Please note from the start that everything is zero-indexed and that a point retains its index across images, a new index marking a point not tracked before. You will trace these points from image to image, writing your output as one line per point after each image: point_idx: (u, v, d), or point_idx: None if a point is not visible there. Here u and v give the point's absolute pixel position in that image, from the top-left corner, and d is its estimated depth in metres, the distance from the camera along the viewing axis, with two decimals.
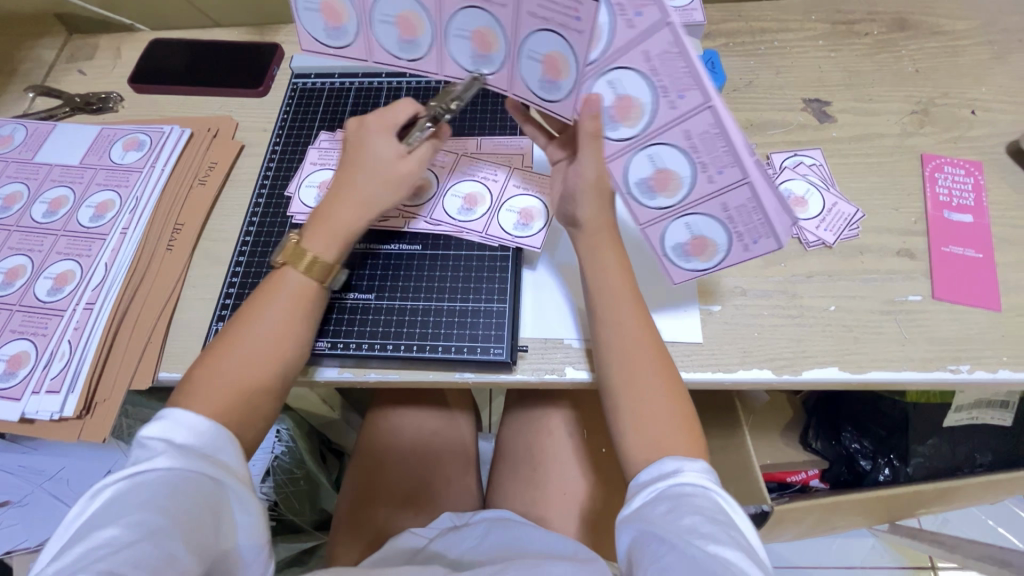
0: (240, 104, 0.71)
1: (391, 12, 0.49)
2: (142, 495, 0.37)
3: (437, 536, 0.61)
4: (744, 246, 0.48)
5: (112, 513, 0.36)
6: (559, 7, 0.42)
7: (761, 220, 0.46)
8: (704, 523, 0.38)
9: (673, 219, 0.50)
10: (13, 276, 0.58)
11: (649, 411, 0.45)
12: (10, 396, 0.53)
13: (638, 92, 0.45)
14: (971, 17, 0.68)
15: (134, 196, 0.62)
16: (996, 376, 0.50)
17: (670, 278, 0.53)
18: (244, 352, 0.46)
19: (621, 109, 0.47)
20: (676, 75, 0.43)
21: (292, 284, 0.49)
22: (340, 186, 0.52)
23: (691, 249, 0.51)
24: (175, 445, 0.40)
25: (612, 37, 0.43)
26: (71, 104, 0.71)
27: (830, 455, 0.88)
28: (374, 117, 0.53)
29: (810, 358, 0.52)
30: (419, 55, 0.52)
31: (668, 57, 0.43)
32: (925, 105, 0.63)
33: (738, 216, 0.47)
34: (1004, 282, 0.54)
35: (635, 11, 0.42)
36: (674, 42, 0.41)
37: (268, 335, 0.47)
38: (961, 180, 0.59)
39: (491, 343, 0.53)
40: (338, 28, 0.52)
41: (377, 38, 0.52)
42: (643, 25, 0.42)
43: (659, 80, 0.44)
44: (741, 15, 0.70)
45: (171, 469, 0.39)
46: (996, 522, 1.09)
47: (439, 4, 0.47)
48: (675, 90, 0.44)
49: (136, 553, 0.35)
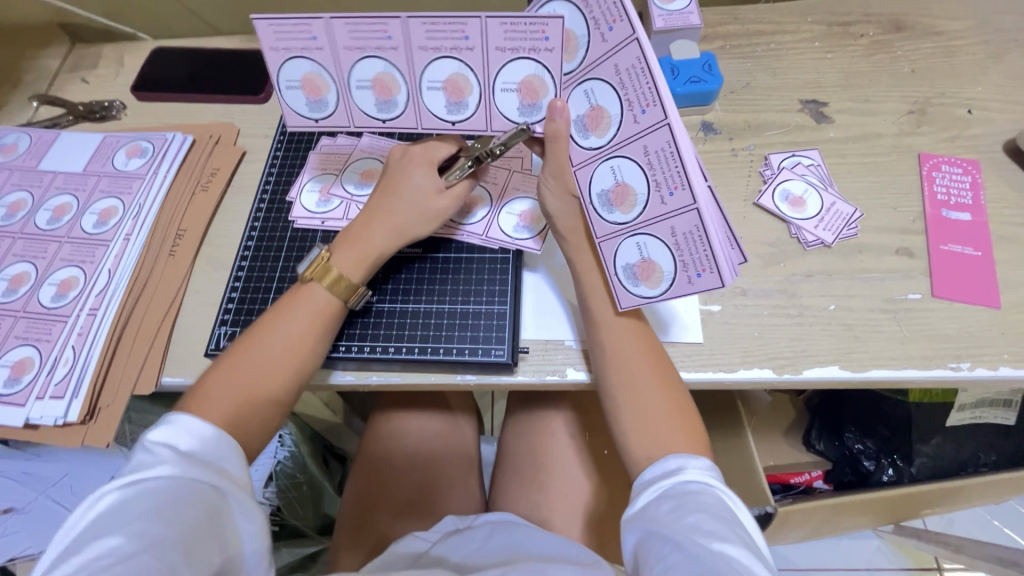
0: (242, 111, 0.72)
1: (365, 76, 0.48)
2: (145, 502, 0.38)
3: (439, 539, 0.61)
4: (688, 278, 0.45)
5: (115, 522, 0.37)
6: (525, 33, 0.44)
7: (706, 251, 0.43)
8: (709, 521, 0.38)
9: (626, 238, 0.48)
10: (17, 283, 0.58)
11: (645, 411, 0.45)
12: (14, 401, 0.53)
13: (607, 104, 0.46)
14: (967, 17, 0.68)
15: (137, 203, 0.62)
16: (997, 373, 0.50)
17: (616, 302, 0.49)
18: (257, 364, 0.46)
19: (593, 118, 0.47)
20: (641, 91, 0.43)
21: (315, 301, 0.49)
22: (376, 209, 0.52)
23: (638, 272, 0.47)
24: (175, 453, 0.40)
25: (590, 45, 0.45)
26: (75, 112, 0.72)
27: (833, 456, 0.87)
28: (419, 147, 0.53)
29: (810, 357, 0.52)
30: (396, 114, 0.50)
31: (634, 72, 0.43)
32: (921, 105, 0.63)
33: (684, 243, 0.45)
34: (1004, 280, 0.54)
35: (608, 26, 0.43)
36: (640, 60, 0.42)
37: (284, 349, 0.47)
38: (959, 178, 0.59)
39: (492, 345, 0.53)
40: (315, 100, 0.50)
41: (353, 101, 0.50)
42: (614, 40, 0.43)
43: (623, 93, 0.44)
44: (738, 18, 0.70)
45: (172, 477, 0.39)
46: (1002, 523, 1.09)
47: (410, 58, 0.46)
48: (633, 108, 0.44)
49: (139, 562, 0.35)
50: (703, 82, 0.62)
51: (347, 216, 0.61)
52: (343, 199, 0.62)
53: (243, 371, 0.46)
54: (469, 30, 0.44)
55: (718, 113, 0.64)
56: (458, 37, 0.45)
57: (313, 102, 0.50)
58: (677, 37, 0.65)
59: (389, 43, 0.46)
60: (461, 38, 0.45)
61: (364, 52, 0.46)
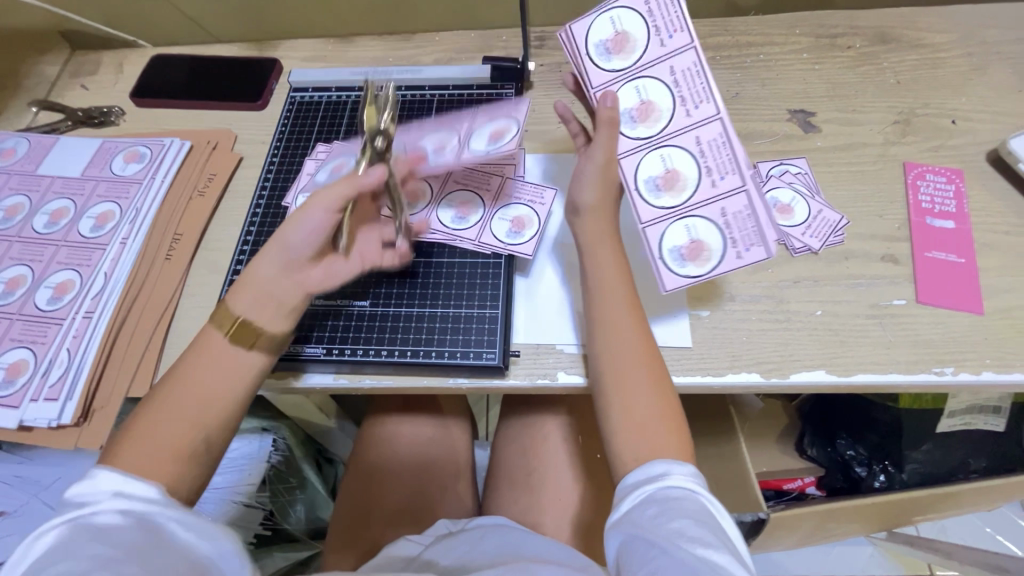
0: (240, 117, 0.73)
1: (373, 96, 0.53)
2: (96, 531, 0.36)
3: (431, 543, 0.61)
4: (737, 253, 0.48)
5: (60, 554, 0.35)
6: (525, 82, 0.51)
7: (754, 227, 0.47)
8: (692, 527, 0.39)
9: (672, 221, 0.50)
10: (13, 286, 0.59)
11: (637, 411, 0.46)
12: (8, 403, 0.53)
13: (657, 101, 0.51)
14: (950, 30, 0.70)
15: (134, 207, 0.63)
16: (980, 378, 0.51)
17: (661, 283, 0.50)
18: (175, 418, 0.42)
19: (643, 111, 0.51)
20: (694, 89, 0.50)
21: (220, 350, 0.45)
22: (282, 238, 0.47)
23: (687, 252, 0.50)
24: (117, 489, 0.38)
25: (647, 49, 0.50)
26: (73, 118, 0.73)
27: (825, 462, 0.89)
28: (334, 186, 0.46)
29: (797, 362, 0.52)
30: None
31: (687, 74, 0.50)
32: (907, 115, 0.65)
33: (734, 222, 0.48)
34: (987, 286, 0.55)
35: (670, 32, 0.50)
36: (696, 65, 0.49)
37: (201, 400, 0.43)
38: (943, 187, 0.60)
39: (483, 348, 0.54)
40: None
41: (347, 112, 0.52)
42: (671, 47, 0.50)
43: (676, 90, 0.50)
44: (727, 29, 0.72)
45: (115, 510, 0.37)
46: (994, 530, 1.09)
47: None
48: (683, 104, 0.50)
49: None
50: None
51: None
52: None
53: (161, 424, 0.42)
54: None
55: None
56: None
57: None
58: None
59: None
60: None
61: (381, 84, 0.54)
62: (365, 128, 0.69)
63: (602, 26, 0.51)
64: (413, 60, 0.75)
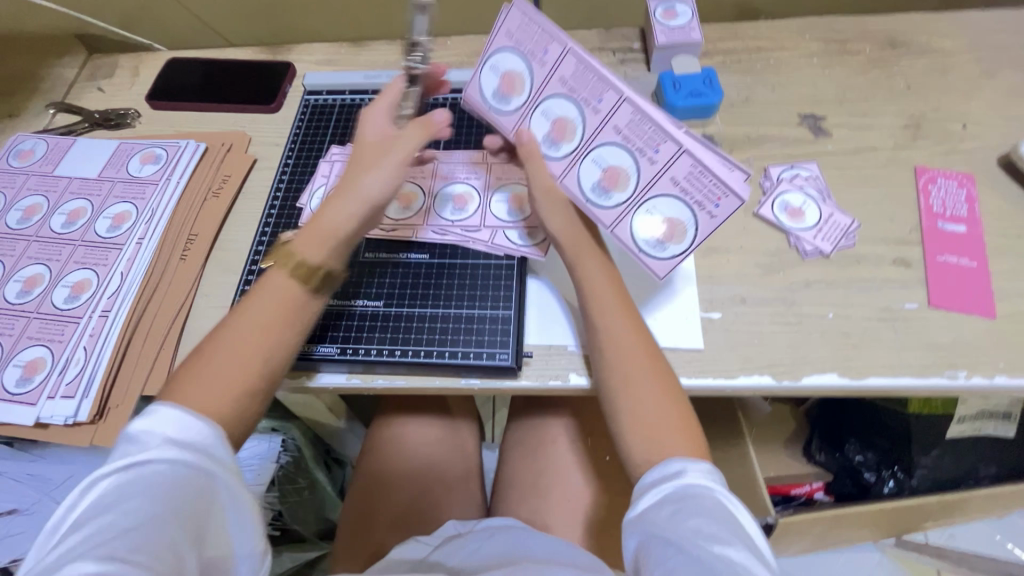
0: (254, 120, 0.73)
1: (502, 66, 0.52)
2: (140, 487, 0.39)
3: (440, 544, 0.61)
4: (709, 212, 0.48)
5: (117, 503, 0.38)
6: (588, 83, 0.49)
7: (713, 179, 0.47)
8: (708, 525, 0.39)
9: (634, 213, 0.50)
10: (31, 285, 0.60)
11: (644, 412, 0.46)
12: (26, 401, 0.54)
13: (564, 113, 0.51)
14: (960, 36, 0.70)
15: (150, 208, 0.64)
16: (993, 382, 0.51)
17: (654, 274, 0.51)
18: (225, 355, 0.44)
19: (558, 129, 0.51)
20: (590, 86, 0.49)
21: (274, 287, 0.46)
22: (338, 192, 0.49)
23: (662, 236, 0.50)
24: (170, 438, 0.40)
25: (532, 73, 0.51)
26: (90, 120, 0.74)
27: (833, 467, 0.88)
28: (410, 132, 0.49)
29: (809, 365, 0.53)
30: (505, 110, 0.53)
31: (579, 75, 0.50)
32: (917, 120, 0.65)
33: (689, 185, 0.48)
34: (999, 290, 0.55)
35: (543, 51, 0.50)
36: (581, 64, 0.49)
37: (250, 339, 0.45)
38: (954, 192, 0.60)
39: (496, 349, 0.54)
40: (505, 94, 0.52)
41: (477, 85, 0.53)
42: (552, 61, 0.50)
43: (577, 95, 0.50)
44: (737, 34, 0.72)
45: (171, 463, 0.40)
46: (1005, 538, 1.08)
47: (547, 77, 0.51)
48: (589, 104, 0.50)
49: (134, 540, 0.37)
50: (704, 95, 0.64)
51: None
52: None
53: (217, 365, 0.44)
54: (551, 49, 0.50)
55: (718, 126, 0.66)
56: (541, 48, 0.50)
57: (503, 93, 0.52)
58: (678, 52, 0.68)
59: (544, 56, 0.50)
60: (541, 51, 0.50)
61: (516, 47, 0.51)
62: None
63: (488, 78, 0.53)
64: None
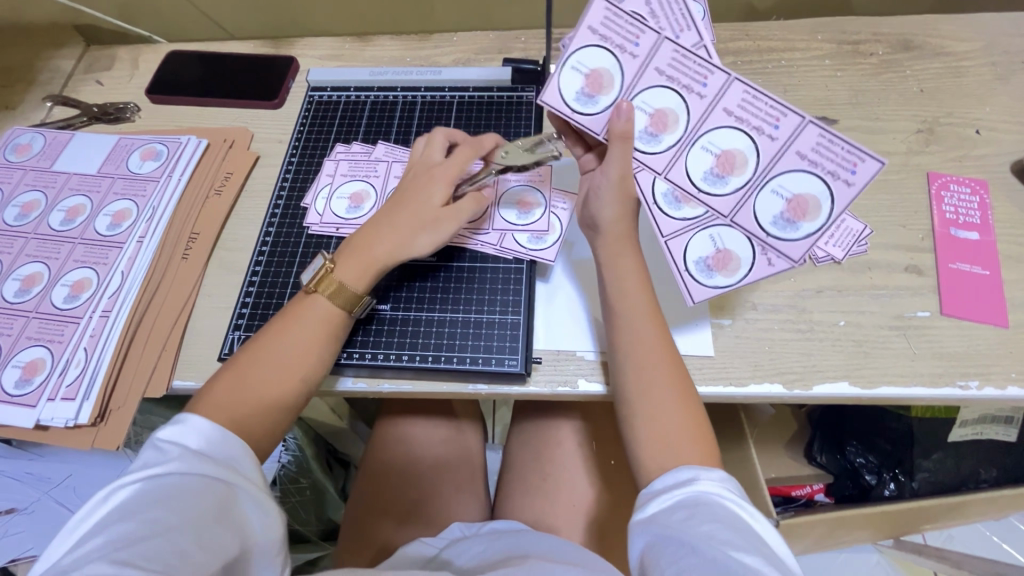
0: (257, 115, 0.72)
1: (587, 64, 0.47)
2: (159, 494, 0.38)
3: (447, 545, 0.61)
4: (845, 181, 0.44)
5: (135, 507, 0.38)
6: (689, 69, 0.46)
7: (847, 147, 0.44)
8: (723, 530, 0.39)
9: (697, 232, 0.53)
10: (30, 284, 0.58)
11: (661, 420, 0.46)
12: (25, 402, 0.53)
13: (666, 103, 0.47)
14: (974, 38, 0.69)
15: (151, 205, 0.62)
16: (1004, 392, 0.51)
17: (689, 297, 0.52)
18: (271, 373, 0.46)
19: (657, 120, 0.47)
20: (692, 70, 0.46)
21: (321, 309, 0.50)
22: (381, 223, 0.52)
23: (714, 263, 0.52)
24: (189, 446, 0.41)
25: (623, 68, 0.47)
26: (88, 114, 0.72)
27: (835, 469, 0.87)
28: (437, 168, 0.53)
29: (820, 373, 0.52)
30: (591, 111, 0.48)
31: (677, 61, 0.46)
32: (930, 124, 0.64)
33: (819, 157, 0.45)
34: (1011, 299, 0.55)
35: (633, 42, 0.46)
36: (677, 50, 0.46)
37: (293, 357, 0.48)
38: (967, 199, 0.59)
39: (505, 355, 0.54)
40: (589, 94, 0.48)
41: (558, 81, 0.48)
42: (645, 51, 0.46)
43: (676, 83, 0.46)
44: (749, 34, 0.71)
45: (183, 470, 0.39)
46: (1002, 539, 1.09)
47: (640, 72, 0.47)
48: (691, 89, 0.46)
49: (150, 550, 0.35)
50: None
51: None
52: (373, 204, 0.62)
53: (258, 379, 0.46)
54: (643, 40, 0.46)
55: None
56: (630, 40, 0.46)
57: (587, 93, 0.48)
58: None
59: (633, 49, 0.46)
60: (631, 43, 0.46)
61: (601, 44, 0.47)
62: (384, 128, 0.68)
63: (569, 78, 0.48)
64: (431, 59, 0.74)
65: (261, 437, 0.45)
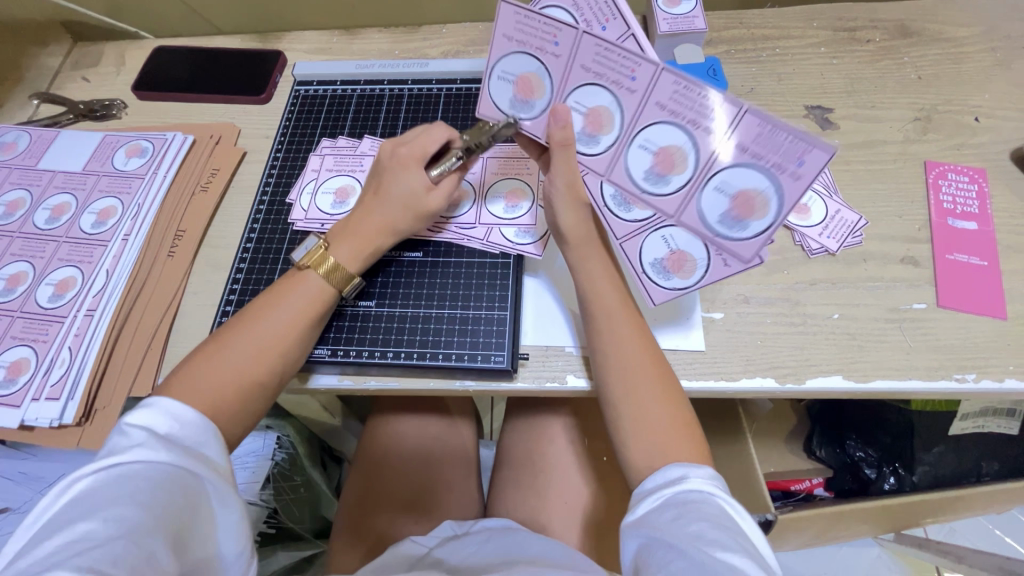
0: (243, 111, 0.71)
1: (513, 71, 0.49)
2: (123, 487, 0.37)
3: (438, 544, 0.60)
4: (792, 174, 0.41)
5: (99, 501, 0.36)
6: (615, 64, 0.45)
7: (789, 137, 0.40)
8: (712, 529, 0.38)
9: (649, 233, 0.53)
10: (15, 283, 0.58)
11: (646, 418, 0.45)
12: (10, 402, 0.53)
13: (600, 103, 0.47)
14: (974, 23, 0.68)
15: (136, 203, 0.62)
16: (1002, 385, 0.50)
17: (650, 299, 0.52)
18: (250, 350, 0.46)
19: (592, 121, 0.48)
20: (617, 64, 0.45)
21: (310, 288, 0.49)
22: (363, 206, 0.53)
23: (671, 265, 0.52)
24: (156, 435, 0.40)
25: (549, 70, 0.47)
26: (75, 111, 0.71)
27: (834, 463, 0.87)
28: (404, 146, 0.52)
29: (814, 367, 0.51)
30: (529, 117, 0.50)
31: (600, 57, 0.45)
32: (928, 112, 0.63)
33: (760, 149, 0.42)
34: (1010, 290, 0.53)
35: (552, 41, 0.46)
36: (600, 44, 0.45)
37: (281, 335, 0.47)
38: (965, 187, 0.58)
39: (491, 351, 0.53)
40: (523, 100, 0.50)
41: (492, 93, 0.51)
42: (566, 49, 0.46)
43: (603, 80, 0.46)
44: (743, 22, 0.70)
45: (152, 461, 0.38)
46: (1005, 532, 1.08)
47: (567, 70, 0.47)
48: (620, 84, 0.46)
49: (115, 549, 0.34)
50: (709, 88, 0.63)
51: None
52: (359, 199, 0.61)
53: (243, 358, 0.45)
54: (562, 37, 0.46)
55: None
56: (549, 40, 0.46)
57: (519, 101, 0.50)
58: (681, 41, 0.64)
59: (554, 48, 0.47)
60: (551, 43, 0.46)
61: (524, 48, 0.48)
62: (371, 122, 0.67)
63: (499, 88, 0.50)
64: (419, 52, 0.73)
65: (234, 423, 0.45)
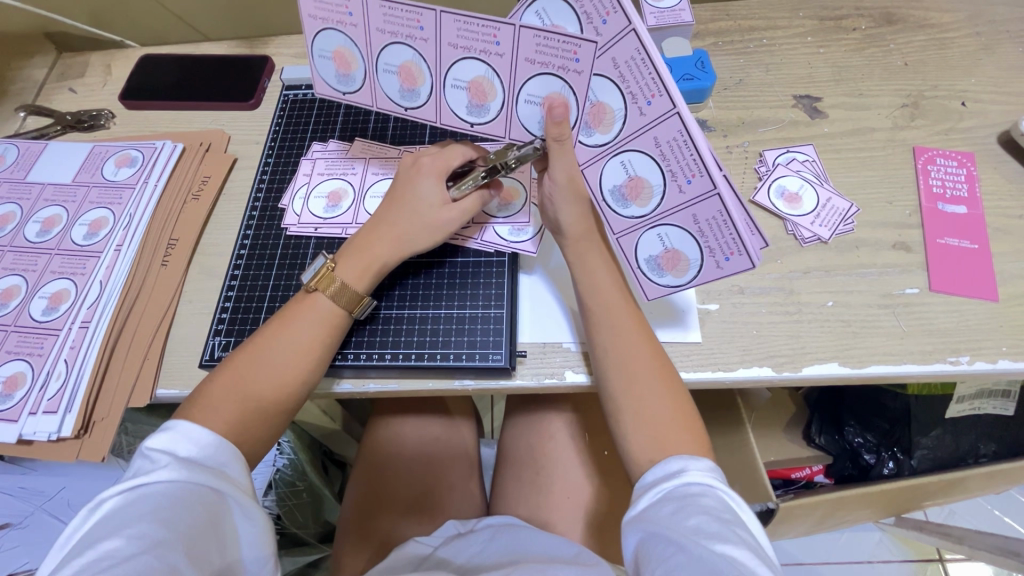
0: (233, 118, 0.71)
1: (464, 77, 0.48)
2: (144, 505, 0.37)
3: (442, 543, 0.60)
4: (717, 262, 0.47)
5: (121, 521, 0.37)
6: (557, 50, 0.43)
7: (732, 234, 0.45)
8: (710, 522, 0.38)
9: (646, 230, 0.50)
10: (8, 297, 0.58)
11: (645, 412, 0.45)
12: (7, 417, 0.52)
13: (476, 73, 0.47)
14: (958, 9, 0.68)
15: (128, 213, 0.61)
16: (996, 366, 0.50)
17: (644, 294, 0.53)
18: (265, 378, 0.46)
19: (594, 114, 0.46)
20: (559, 51, 0.43)
21: (321, 309, 0.49)
22: (378, 219, 0.52)
23: (663, 262, 0.50)
24: (178, 455, 0.40)
25: (423, 55, 0.47)
26: (62, 122, 0.71)
27: (834, 450, 0.86)
28: (428, 158, 0.53)
29: (809, 354, 0.51)
30: (486, 119, 0.50)
31: (543, 47, 0.44)
32: (915, 98, 0.63)
33: (708, 229, 0.46)
34: (1001, 272, 0.54)
35: (417, 27, 0.45)
36: (459, 19, 0.44)
37: (293, 361, 0.47)
38: (953, 171, 0.59)
39: (489, 349, 0.53)
40: (478, 104, 0.49)
41: (446, 100, 0.50)
42: (508, 47, 0.45)
43: (550, 67, 0.45)
44: (729, 14, 0.70)
45: (173, 479, 0.39)
46: (1003, 512, 1.09)
47: (513, 67, 0.46)
48: (567, 68, 0.44)
49: (137, 564, 0.35)
50: (696, 79, 0.62)
51: (355, 220, 0.61)
52: (351, 202, 0.62)
53: (258, 385, 0.45)
54: (501, 37, 0.44)
55: (712, 111, 0.64)
56: (490, 41, 0.45)
57: (474, 106, 0.49)
58: (669, 34, 0.65)
59: (496, 48, 0.45)
60: (492, 43, 0.45)
61: (468, 53, 0.46)
62: (361, 125, 0.67)
63: (387, 80, 0.50)
64: None
65: (254, 444, 0.45)
